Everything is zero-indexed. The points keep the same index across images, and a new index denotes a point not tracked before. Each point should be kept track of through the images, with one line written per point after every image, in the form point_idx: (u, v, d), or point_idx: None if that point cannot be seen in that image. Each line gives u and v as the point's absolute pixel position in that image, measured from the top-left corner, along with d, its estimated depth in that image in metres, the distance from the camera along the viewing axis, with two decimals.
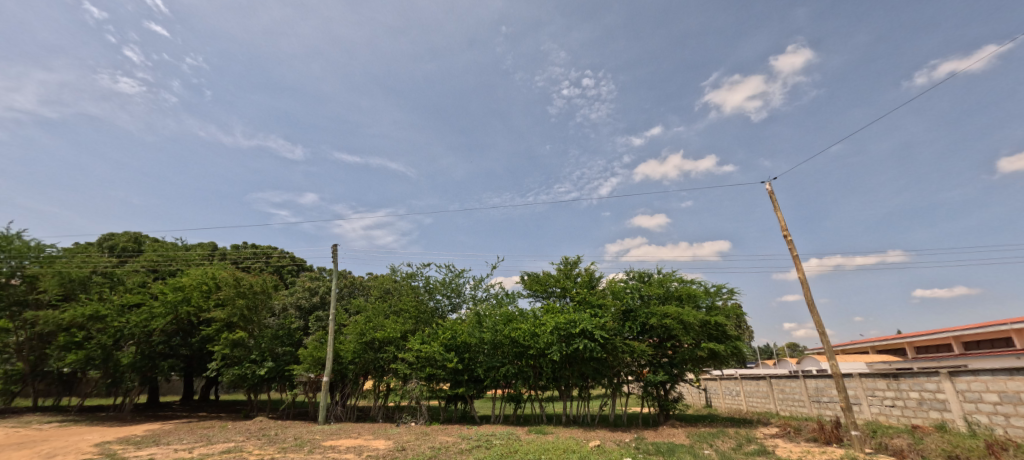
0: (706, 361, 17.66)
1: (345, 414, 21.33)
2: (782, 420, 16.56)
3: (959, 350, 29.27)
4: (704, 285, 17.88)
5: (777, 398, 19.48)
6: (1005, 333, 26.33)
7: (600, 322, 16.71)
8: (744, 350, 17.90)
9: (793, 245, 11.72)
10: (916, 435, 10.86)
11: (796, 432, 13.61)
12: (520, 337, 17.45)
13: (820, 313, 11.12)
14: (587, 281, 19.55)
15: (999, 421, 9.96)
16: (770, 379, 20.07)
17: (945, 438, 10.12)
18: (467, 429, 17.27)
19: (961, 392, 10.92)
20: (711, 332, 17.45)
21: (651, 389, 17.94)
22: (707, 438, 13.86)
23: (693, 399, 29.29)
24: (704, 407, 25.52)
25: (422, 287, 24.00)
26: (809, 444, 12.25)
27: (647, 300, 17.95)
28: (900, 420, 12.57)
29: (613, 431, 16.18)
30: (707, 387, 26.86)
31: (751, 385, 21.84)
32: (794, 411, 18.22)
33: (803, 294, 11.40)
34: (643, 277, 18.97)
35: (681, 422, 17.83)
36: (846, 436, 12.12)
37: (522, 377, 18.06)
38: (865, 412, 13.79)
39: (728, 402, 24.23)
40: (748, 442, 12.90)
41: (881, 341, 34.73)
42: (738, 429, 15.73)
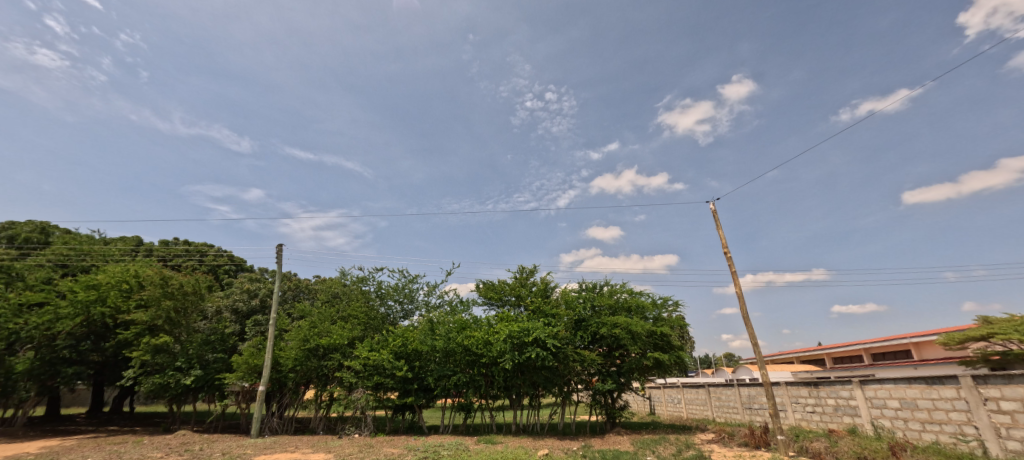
0: (652, 370, 18.17)
1: (282, 426, 19.84)
2: (718, 426, 17.33)
3: (868, 360, 32.57)
4: (651, 297, 18.40)
5: (714, 405, 20.42)
6: (904, 346, 29.58)
7: (553, 330, 16.80)
8: (687, 359, 18.60)
9: (733, 262, 12.39)
10: (831, 438, 11.72)
11: (730, 437, 14.29)
12: (473, 345, 17.17)
13: (753, 326, 11.80)
14: (542, 290, 19.61)
15: (899, 424, 10.95)
16: (707, 387, 21.02)
17: (855, 440, 10.99)
18: (415, 440, 16.56)
19: (870, 399, 11.90)
20: (657, 342, 18.00)
21: (600, 398, 18.21)
22: (650, 445, 14.22)
23: (638, 408, 30.27)
24: (648, 415, 26.36)
25: (374, 292, 22.99)
26: (740, 448, 12.90)
27: (598, 311, 18.33)
28: (819, 424, 13.52)
29: (561, 440, 16.29)
30: (650, 395, 27.85)
31: (690, 393, 22.81)
32: (728, 417, 19.19)
33: (738, 305, 12.08)
34: (595, 288, 19.38)
35: (627, 430, 18.21)
36: (773, 440, 12.86)
37: (472, 387, 17.65)
38: (790, 418, 14.75)
39: (670, 409, 25.25)
40: (686, 447, 13.33)
41: (803, 352, 37.88)
42: (677, 435, 16.33)
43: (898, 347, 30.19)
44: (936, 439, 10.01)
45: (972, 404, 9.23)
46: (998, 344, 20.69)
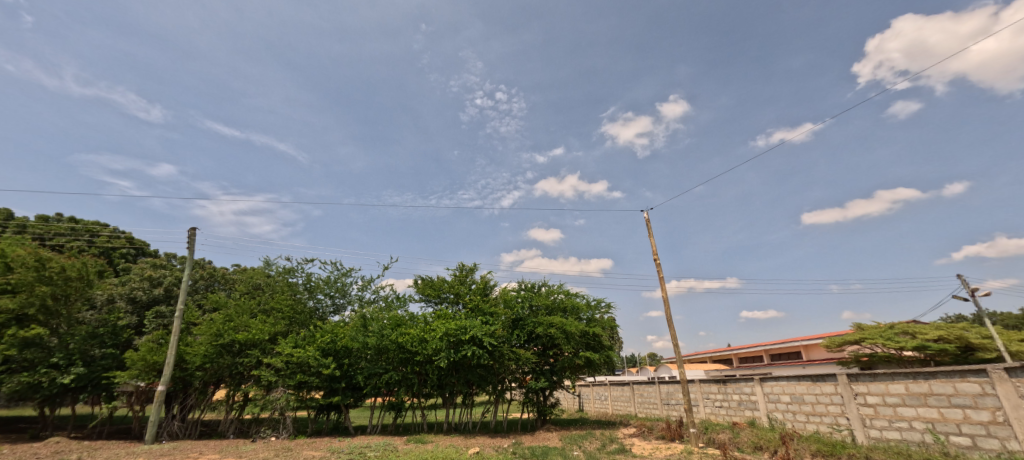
0: (583, 369, 18.67)
1: (184, 430, 17.71)
2: (639, 421, 18.23)
3: (767, 360, 36.43)
4: (586, 298, 18.92)
5: (636, 401, 21.50)
6: (796, 347, 33.54)
7: (490, 328, 16.63)
8: (616, 359, 19.32)
9: (660, 268, 13.14)
10: (735, 429, 12.75)
11: (649, 430, 15.13)
12: (407, 342, 16.51)
13: (675, 327, 12.54)
14: (481, 288, 19.41)
15: (789, 416, 12.16)
16: (632, 384, 22.07)
17: (754, 432, 12.04)
18: (339, 442, 15.57)
19: (767, 394, 13.10)
20: (589, 341, 18.51)
21: (532, 395, 18.40)
22: (578, 440, 14.58)
23: (568, 405, 31.17)
24: (576, 411, 27.20)
25: (302, 285, 21.37)
26: (657, 441, 13.64)
27: (535, 311, 18.48)
28: (724, 417, 14.68)
29: (492, 438, 16.20)
30: (580, 392, 28.80)
31: (616, 390, 23.85)
32: (649, 413, 20.30)
33: (663, 308, 12.73)
34: (533, 287, 19.56)
35: (557, 427, 18.57)
36: (686, 433, 13.73)
37: (405, 385, 17.00)
38: (701, 412, 15.87)
39: (597, 406, 26.27)
40: (610, 441, 13.84)
41: (715, 353, 41.49)
42: (603, 430, 16.93)
43: (791, 348, 34.15)
44: (816, 428, 11.21)
45: (845, 398, 10.42)
46: (867, 347, 23.81)
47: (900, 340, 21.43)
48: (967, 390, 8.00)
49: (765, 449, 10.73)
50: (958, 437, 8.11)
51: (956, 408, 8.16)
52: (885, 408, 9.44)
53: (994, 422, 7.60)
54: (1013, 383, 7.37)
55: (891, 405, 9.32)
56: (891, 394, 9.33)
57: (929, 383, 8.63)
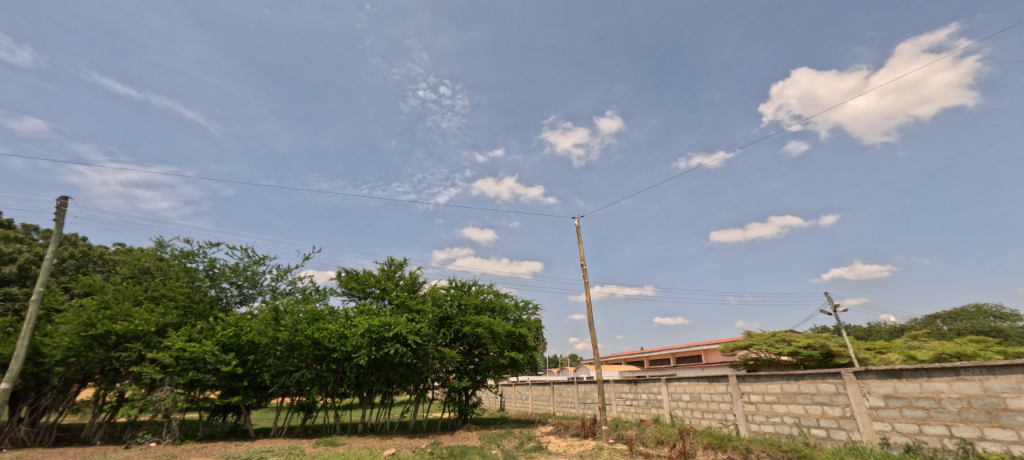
0: (508, 369, 17.89)
1: (33, 436, 14.10)
2: (556, 419, 18.13)
3: (672, 363, 39.17)
4: (515, 299, 18.41)
5: (555, 401, 21.48)
6: (697, 352, 36.49)
7: (417, 326, 15.38)
8: (541, 359, 18.93)
9: (586, 273, 13.42)
10: (641, 426, 12.64)
11: (564, 428, 15.11)
12: (324, 338, 14.74)
13: (594, 331, 12.94)
14: (409, 284, 18.07)
15: (688, 414, 11.92)
16: (551, 384, 21.99)
17: (656, 429, 11.85)
18: (236, 446, 13.37)
19: (671, 392, 12.76)
20: (514, 341, 17.73)
21: (454, 395, 17.50)
22: (499, 438, 14.16)
23: (489, 404, 30.67)
24: (497, 411, 26.74)
25: (202, 271, 18.36)
26: (571, 438, 13.57)
27: (465, 310, 17.58)
28: (633, 414, 14.32)
29: (410, 438, 15.00)
30: (502, 392, 28.42)
31: (536, 390, 23.73)
32: (566, 411, 20.37)
33: (586, 311, 12.99)
34: (463, 286, 18.66)
35: (478, 426, 17.85)
36: (599, 430, 13.86)
37: (317, 384, 15.18)
38: (612, 410, 15.50)
39: (517, 405, 26.06)
40: (528, 439, 13.40)
41: (628, 355, 43.73)
42: (522, 429, 16.58)
43: (693, 353, 37.10)
44: (709, 425, 11.12)
45: (733, 396, 10.41)
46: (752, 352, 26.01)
47: (779, 346, 23.68)
48: (826, 390, 8.21)
49: (665, 444, 10.75)
50: (819, 430, 8.26)
51: (817, 404, 8.36)
52: (764, 405, 9.56)
53: (846, 417, 7.82)
54: (859, 384, 7.64)
55: (769, 403, 9.45)
56: (769, 393, 9.42)
57: (799, 382, 8.76)
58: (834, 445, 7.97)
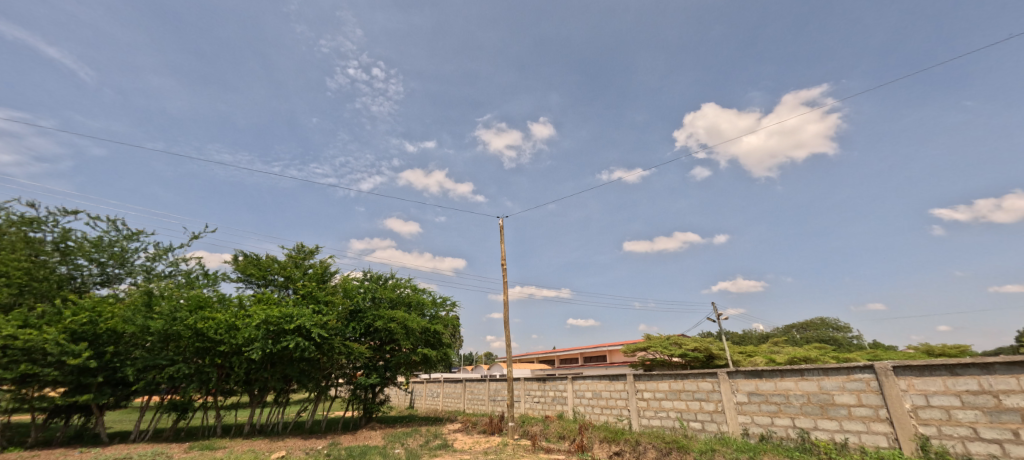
0: (418, 365, 17.41)
1: None
2: (465, 417, 18.15)
3: (580, 361, 41.46)
4: (433, 295, 18.08)
5: (466, 398, 21.52)
6: (603, 352, 39.11)
7: (322, 319, 14.40)
8: (453, 356, 18.70)
9: (506, 273, 13.74)
10: (547, 422, 13.21)
11: (472, 425, 15.20)
12: (209, 329, 13.16)
13: (509, 330, 13.25)
14: (319, 273, 16.88)
15: (589, 409, 12.71)
16: (464, 381, 21.97)
17: (559, 424, 12.47)
18: (81, 453, 11.35)
19: (576, 390, 13.45)
20: (428, 338, 17.19)
21: (360, 392, 16.66)
22: (401, 437, 13.72)
23: (398, 402, 29.74)
24: (405, 409, 26.02)
25: (50, 244, 15.38)
26: (478, 435, 13.72)
27: (378, 303, 16.90)
28: (539, 411, 14.91)
29: (305, 439, 13.96)
30: (412, 389, 27.79)
31: (448, 387, 23.56)
32: (476, 409, 20.50)
33: (504, 311, 13.27)
34: (379, 279, 17.94)
35: (382, 425, 17.24)
36: (505, 427, 14.16)
37: (197, 381, 13.44)
38: (521, 407, 15.94)
39: (427, 403, 25.67)
40: (434, 438, 13.25)
41: (541, 354, 45.37)
42: (428, 427, 16.38)
43: (599, 352, 39.69)
44: (606, 419, 11.96)
45: (629, 393, 11.29)
46: (650, 353, 28.52)
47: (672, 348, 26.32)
48: (705, 387, 9.26)
49: (566, 438, 11.39)
50: (696, 423, 9.33)
51: (696, 400, 9.42)
52: (654, 401, 10.53)
53: (718, 411, 8.93)
54: (730, 382, 8.76)
55: (658, 399, 10.41)
56: (659, 390, 10.39)
57: (684, 381, 9.77)
58: (706, 435, 9.08)
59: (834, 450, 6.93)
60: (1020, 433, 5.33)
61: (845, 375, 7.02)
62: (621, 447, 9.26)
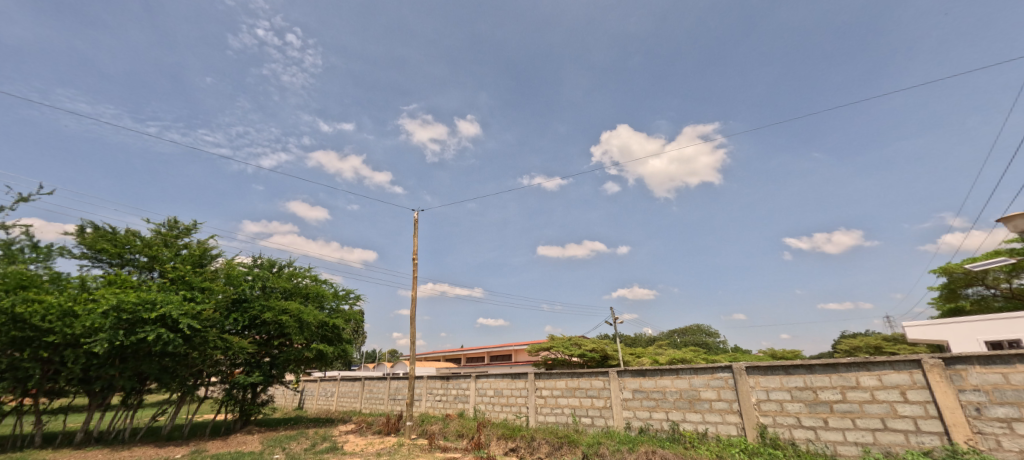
0: (311, 362, 16.22)
1: None
2: (360, 417, 17.37)
3: (487, 360, 42.00)
4: (335, 287, 17.01)
5: (364, 397, 20.55)
6: (510, 351, 40.10)
7: (196, 308, 12.56)
8: (352, 352, 17.64)
9: (417, 269, 13.49)
10: (446, 420, 13.19)
11: (367, 426, 14.60)
12: (33, 316, 10.67)
13: (415, 326, 13.01)
14: (195, 256, 14.93)
15: (490, 407, 12.98)
16: (362, 379, 20.97)
17: (459, 423, 12.54)
18: None
19: (478, 387, 13.63)
20: (325, 333, 16.08)
21: (236, 393, 15.03)
22: (282, 441, 12.56)
23: (285, 403, 27.27)
24: (293, 410, 23.98)
25: None
26: (373, 436, 13.22)
27: (269, 293, 15.41)
28: (440, 410, 14.82)
29: (160, 447, 12.18)
30: (303, 388, 25.78)
31: (344, 386, 22.29)
32: (373, 408, 19.72)
33: (410, 307, 13.00)
34: (272, 267, 16.48)
35: (262, 428, 15.74)
36: (403, 426, 13.84)
37: (10, 380, 10.76)
38: (421, 406, 15.69)
39: (319, 403, 24.02)
40: (321, 440, 12.47)
41: (448, 352, 45.06)
42: (316, 429, 15.31)
43: (506, 352, 40.59)
44: (505, 416, 12.32)
45: (529, 391, 11.76)
46: (553, 353, 29.83)
47: (573, 349, 27.91)
48: (597, 385, 10.03)
49: (464, 436, 11.51)
50: (587, 418, 10.05)
51: (588, 397, 10.14)
52: (551, 398, 11.10)
53: (606, 407, 9.72)
54: (618, 380, 9.60)
55: (555, 397, 11.00)
56: (556, 388, 10.99)
57: (579, 379, 10.47)
58: (595, 429, 9.84)
59: (697, 439, 7.98)
60: (828, 420, 6.63)
61: (710, 373, 8.12)
62: (517, 444, 9.62)
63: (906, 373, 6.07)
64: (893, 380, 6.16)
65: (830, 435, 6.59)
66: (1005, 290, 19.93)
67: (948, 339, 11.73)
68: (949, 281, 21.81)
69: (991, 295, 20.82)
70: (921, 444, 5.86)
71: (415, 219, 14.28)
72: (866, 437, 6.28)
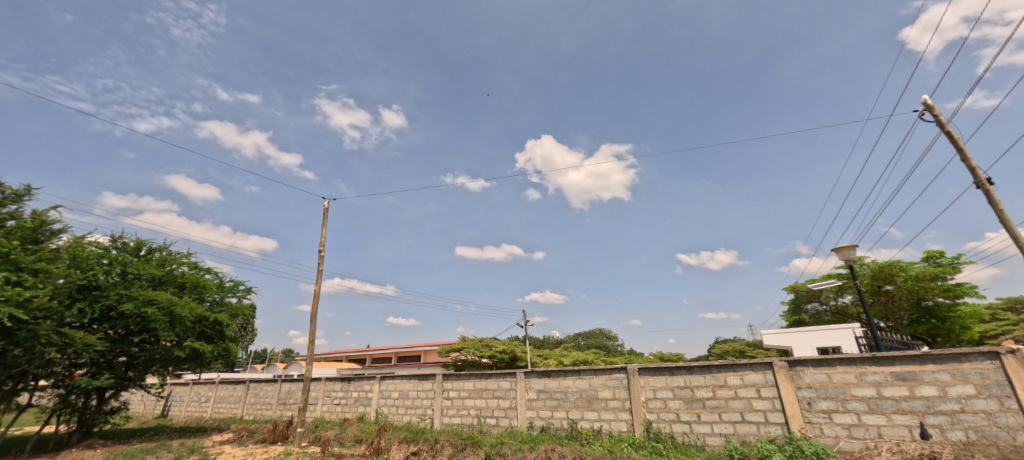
0: (183, 363, 14.21)
1: None
2: (241, 425, 15.65)
3: (394, 361, 40.54)
4: (221, 278, 15.14)
5: (247, 403, 18.57)
6: (418, 352, 39.18)
7: (28, 294, 9.99)
8: (236, 352, 15.83)
9: (323, 262, 12.62)
10: (343, 425, 12.48)
11: (249, 435, 13.22)
12: None
13: (317, 324, 12.11)
14: (30, 228, 11.81)
15: (393, 410, 12.58)
16: (247, 382, 18.93)
17: (357, 428, 11.93)
18: None
19: (382, 390, 13.11)
20: (204, 330, 14.20)
21: (76, 399, 12.56)
22: (135, 457, 10.71)
23: (144, 412, 23.41)
24: (155, 420, 20.69)
25: None
26: (255, 446, 11.99)
27: (131, 281, 13.22)
28: (337, 414, 13.96)
29: None
30: (170, 393, 22.47)
31: (224, 390, 19.89)
32: (257, 414, 17.90)
33: (311, 303, 12.11)
34: (137, 251, 14.17)
35: (109, 441, 13.41)
36: (293, 433, 12.78)
37: None
38: (316, 410, 14.63)
39: (189, 410, 21.12)
40: (188, 453, 11.00)
41: (352, 352, 42.63)
42: (181, 440, 13.40)
43: (414, 352, 39.58)
44: (409, 419, 12.02)
45: (436, 392, 11.63)
46: (463, 354, 29.78)
47: (483, 350, 28.17)
48: (503, 386, 10.27)
49: (362, 441, 10.98)
50: (492, 419, 10.24)
51: (495, 398, 10.35)
52: (458, 400, 11.11)
53: (512, 407, 10.01)
54: (525, 381, 9.94)
55: (462, 398, 11.03)
56: (464, 389, 11.03)
57: (487, 381, 10.62)
58: (499, 429, 10.06)
59: (592, 435, 8.58)
60: (700, 415, 7.59)
61: (608, 374, 8.81)
62: (419, 447, 9.43)
63: (761, 373, 7.21)
64: (751, 379, 7.27)
65: (701, 427, 7.55)
66: (834, 306, 24.53)
67: (792, 346, 14.10)
68: (796, 297, 26.17)
69: (824, 310, 25.48)
70: (768, 433, 6.98)
71: (325, 208, 13.37)
72: (729, 429, 7.32)
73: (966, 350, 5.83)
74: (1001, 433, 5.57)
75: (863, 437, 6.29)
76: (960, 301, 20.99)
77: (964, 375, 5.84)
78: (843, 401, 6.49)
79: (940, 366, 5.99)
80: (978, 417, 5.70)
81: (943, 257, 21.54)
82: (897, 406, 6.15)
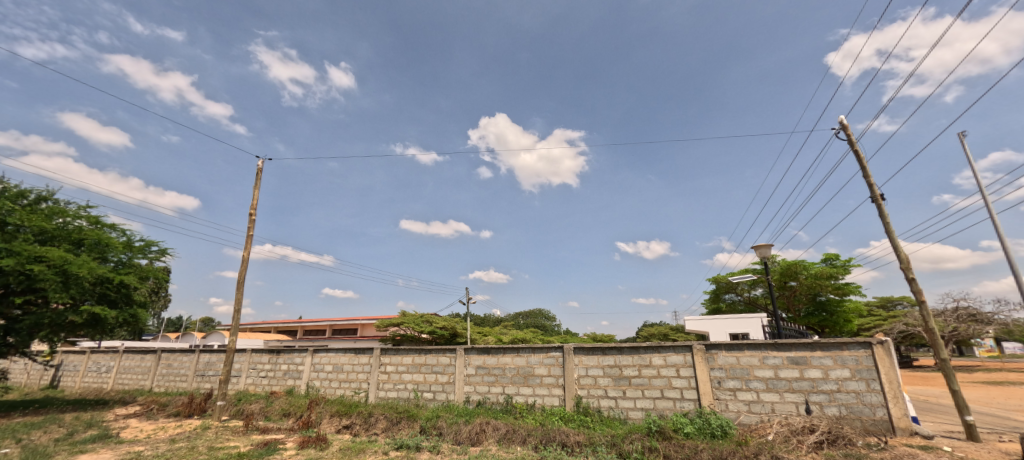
0: (79, 329, 12.68)
1: None
2: (150, 397, 14.44)
3: (328, 334, 39.13)
4: (128, 236, 13.56)
5: (158, 374, 17.10)
6: (356, 325, 38.10)
7: None
8: (146, 319, 14.37)
9: (253, 226, 11.76)
10: (269, 399, 11.91)
11: (159, 408, 12.22)
12: None
13: (244, 292, 11.34)
14: None
15: (326, 383, 12.22)
16: (159, 352, 17.39)
17: (286, 401, 11.49)
18: None
19: (314, 363, 12.67)
20: (105, 293, 12.71)
21: None
22: (17, 432, 9.50)
23: (29, 382, 20.78)
24: (41, 391, 18.41)
25: None
26: (166, 420, 11.13)
27: (12, 234, 11.48)
28: (263, 388, 13.31)
29: None
30: (62, 362, 20.04)
31: (130, 360, 18.09)
32: (170, 386, 16.57)
33: (239, 269, 11.29)
34: (21, 199, 12.28)
35: None
36: (212, 407, 12.02)
37: None
38: (240, 383, 13.83)
39: (86, 381, 19.03)
40: (86, 428, 9.99)
41: (282, 323, 40.47)
42: (75, 413, 12.06)
43: (351, 326, 38.44)
44: (343, 393, 11.78)
45: (372, 367, 11.46)
46: (403, 329, 29.45)
47: (423, 326, 27.99)
48: (443, 362, 10.34)
49: (291, 415, 10.60)
50: (429, 393, 10.34)
51: (433, 373, 10.42)
52: (395, 375, 11.03)
53: (450, 382, 10.14)
54: (464, 357, 10.07)
55: (399, 373, 10.98)
56: (402, 364, 10.96)
57: (427, 356, 10.64)
58: (435, 403, 10.19)
59: (526, 409, 8.97)
60: (626, 391, 8.21)
61: (545, 353, 9.19)
62: (352, 421, 9.30)
63: (681, 355, 7.91)
64: (673, 360, 7.96)
65: (625, 403, 8.17)
66: (747, 297, 27.27)
67: (710, 332, 15.51)
68: (717, 288, 28.64)
69: (738, 300, 28.22)
70: (682, 408, 7.73)
71: (259, 168, 12.35)
72: (650, 404, 7.99)
73: (847, 339, 6.79)
74: (865, 409, 6.63)
75: (759, 411, 7.18)
76: (846, 297, 24.23)
77: (844, 361, 6.83)
78: (747, 381, 7.33)
79: (826, 353, 6.94)
80: (850, 395, 6.71)
81: (838, 259, 24.58)
82: (789, 386, 7.07)
